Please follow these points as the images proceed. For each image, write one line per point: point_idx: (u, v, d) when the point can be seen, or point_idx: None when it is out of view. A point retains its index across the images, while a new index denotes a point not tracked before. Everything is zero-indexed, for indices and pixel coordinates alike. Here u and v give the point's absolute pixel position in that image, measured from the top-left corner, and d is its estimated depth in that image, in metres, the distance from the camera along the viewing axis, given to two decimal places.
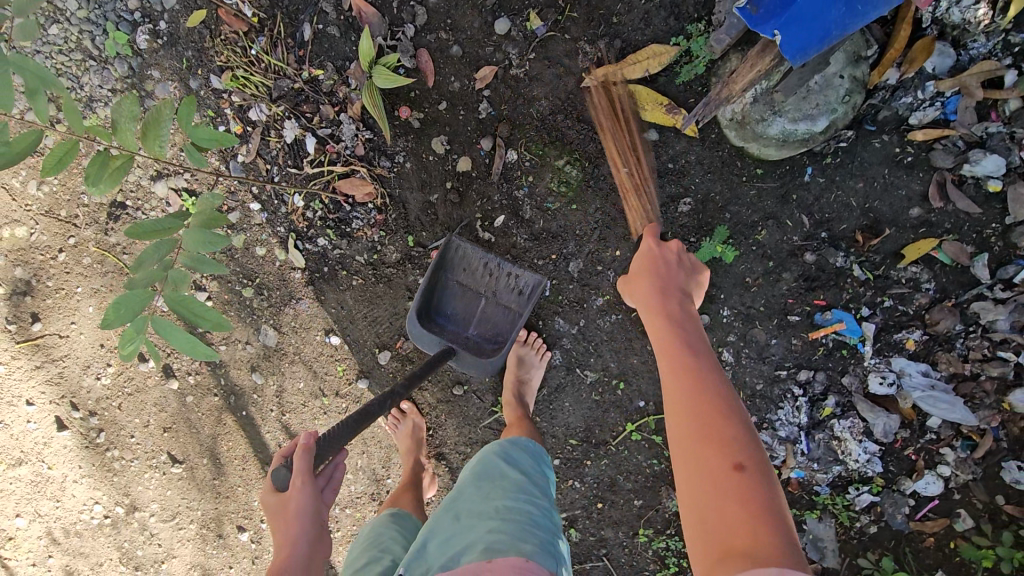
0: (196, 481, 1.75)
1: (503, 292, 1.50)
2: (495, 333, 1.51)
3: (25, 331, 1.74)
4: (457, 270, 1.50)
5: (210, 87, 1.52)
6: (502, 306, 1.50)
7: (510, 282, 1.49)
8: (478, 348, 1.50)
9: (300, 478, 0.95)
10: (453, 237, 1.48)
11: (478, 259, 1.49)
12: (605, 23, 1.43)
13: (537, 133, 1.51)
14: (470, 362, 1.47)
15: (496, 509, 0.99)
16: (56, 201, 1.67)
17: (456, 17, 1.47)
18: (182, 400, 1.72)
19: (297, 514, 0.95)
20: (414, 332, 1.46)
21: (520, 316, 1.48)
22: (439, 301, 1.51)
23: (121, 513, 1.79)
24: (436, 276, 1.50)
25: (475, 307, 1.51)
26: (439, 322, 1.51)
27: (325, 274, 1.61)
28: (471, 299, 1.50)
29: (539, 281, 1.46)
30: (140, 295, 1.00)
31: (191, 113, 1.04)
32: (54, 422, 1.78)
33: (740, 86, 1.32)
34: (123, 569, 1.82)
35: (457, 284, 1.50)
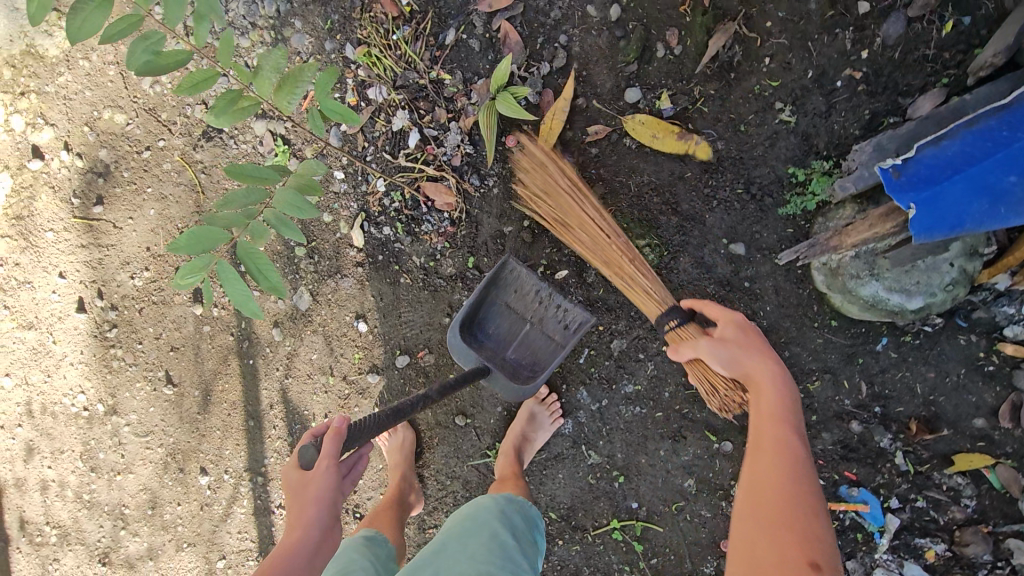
0: (181, 409, 1.74)
1: (551, 322, 1.45)
2: (532, 360, 1.46)
3: (85, 209, 1.79)
4: (507, 292, 1.45)
5: (343, 54, 1.55)
6: (546, 335, 1.45)
7: (558, 315, 1.44)
8: (512, 372, 1.45)
9: (326, 463, 0.93)
10: (510, 258, 1.42)
11: (531, 283, 1.44)
12: (731, 128, 1.45)
13: (628, 208, 1.50)
14: (501, 382, 1.40)
15: None
16: (162, 103, 1.73)
17: (593, 71, 1.49)
18: (198, 327, 1.73)
19: (316, 499, 0.93)
20: (452, 343, 1.40)
21: (562, 351, 1.43)
22: (482, 317, 1.46)
23: (100, 411, 1.79)
24: (486, 292, 1.44)
25: (516, 331, 1.46)
26: (479, 339, 1.45)
27: (377, 262, 1.61)
28: (515, 322, 1.46)
29: (588, 318, 1.42)
30: (216, 235, 0.99)
31: (327, 84, 1.08)
32: (76, 301, 1.80)
33: (852, 241, 1.23)
34: (79, 466, 1.80)
35: (505, 304, 1.46)
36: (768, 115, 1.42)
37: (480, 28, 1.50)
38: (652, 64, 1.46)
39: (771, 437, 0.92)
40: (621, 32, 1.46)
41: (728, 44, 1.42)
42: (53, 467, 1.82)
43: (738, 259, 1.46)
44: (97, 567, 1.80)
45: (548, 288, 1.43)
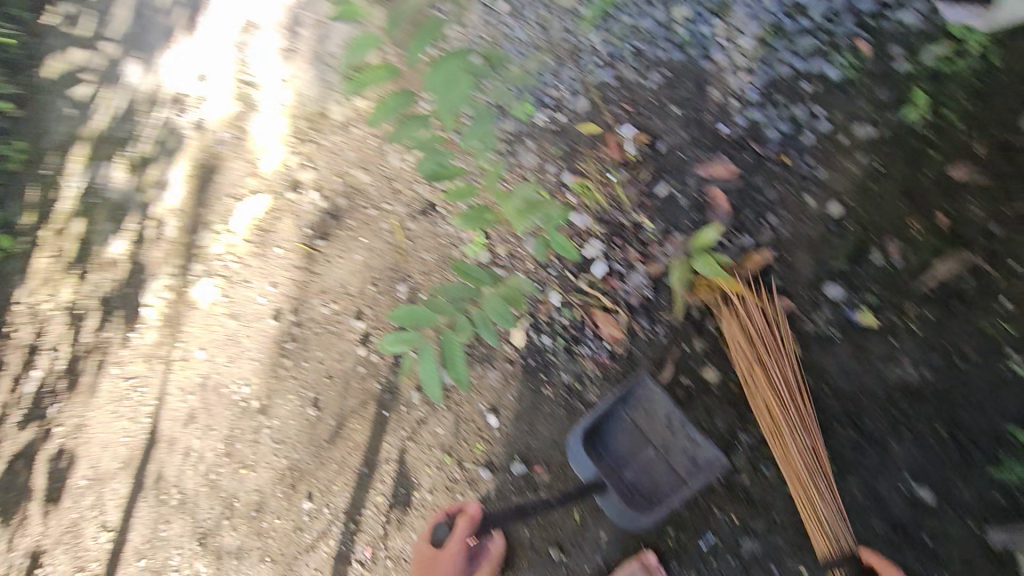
0: (314, 432, 1.91)
1: (676, 453, 1.40)
2: (650, 487, 1.41)
3: (311, 239, 2.13)
4: (636, 411, 1.44)
5: (559, 177, 1.70)
6: (669, 465, 1.40)
7: (687, 447, 1.39)
8: (629, 494, 1.41)
9: None
10: (645, 376, 1.42)
11: (663, 408, 1.41)
12: (944, 356, 1.33)
13: (800, 402, 1.41)
14: (614, 504, 1.39)
15: None
16: (401, 176, 2.05)
17: (795, 256, 1.48)
18: (355, 366, 1.92)
19: None
20: (573, 449, 1.42)
21: (683, 486, 1.37)
22: (607, 431, 1.46)
23: (253, 407, 2.03)
24: (613, 406, 1.44)
25: (639, 453, 1.43)
26: (599, 451, 1.45)
27: (528, 365, 1.67)
28: (640, 442, 1.43)
29: (720, 460, 1.34)
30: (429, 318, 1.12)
31: (559, 221, 1.23)
32: (274, 310, 2.11)
33: None
34: (218, 447, 2.03)
35: (631, 422, 1.44)
36: (993, 358, 1.30)
37: (693, 189, 1.58)
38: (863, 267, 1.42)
39: None
40: (836, 228, 1.45)
41: (959, 273, 1.35)
42: (200, 440, 2.07)
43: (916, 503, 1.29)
44: (195, 543, 1.98)
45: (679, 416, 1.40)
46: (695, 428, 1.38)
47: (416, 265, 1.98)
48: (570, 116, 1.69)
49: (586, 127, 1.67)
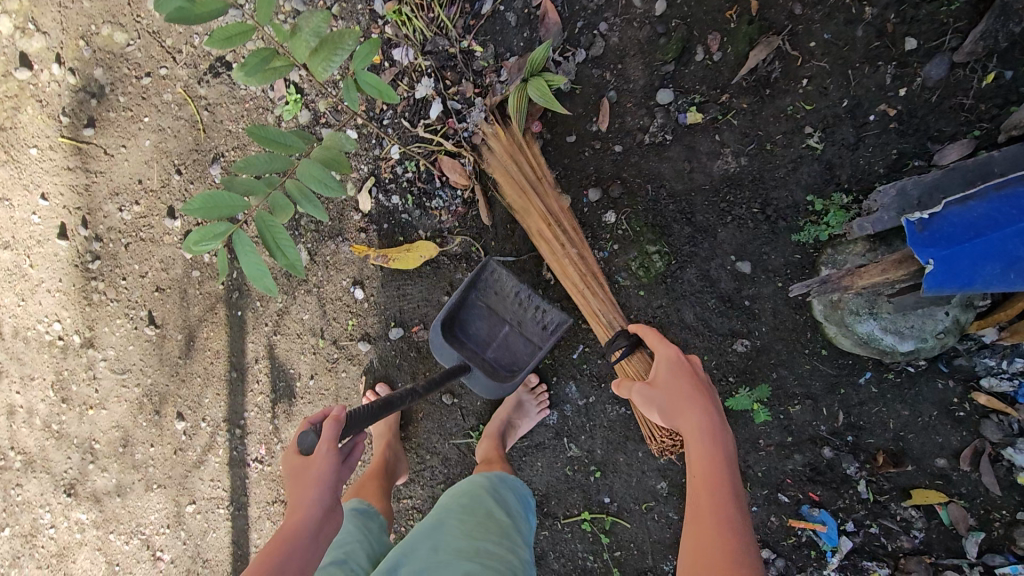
0: (162, 351, 1.70)
1: (530, 325, 1.42)
2: (511, 361, 1.44)
3: (75, 130, 1.68)
4: (488, 293, 1.44)
5: (371, 8, 1.48)
6: (525, 337, 1.43)
7: (537, 317, 1.41)
8: (492, 372, 1.43)
9: (327, 446, 0.93)
10: (490, 260, 1.41)
11: (512, 286, 1.41)
12: (758, 143, 1.45)
13: (644, 212, 1.50)
14: (481, 381, 1.42)
15: (475, 553, 0.99)
16: (168, 27, 1.61)
17: (627, 65, 1.46)
18: (187, 270, 1.67)
19: (317, 479, 0.91)
20: (432, 341, 1.40)
21: (540, 352, 1.41)
22: (464, 318, 1.45)
23: (76, 343, 1.73)
24: (464, 294, 1.43)
25: (497, 332, 1.44)
26: (459, 338, 1.44)
27: (382, 230, 1.57)
28: (496, 322, 1.44)
29: (566, 321, 1.38)
30: (236, 200, 0.95)
31: (367, 57, 1.07)
32: (58, 227, 1.72)
33: (864, 282, 1.21)
34: (50, 395, 1.75)
35: (484, 305, 1.44)
36: (796, 137, 1.42)
37: (520, 2, 1.43)
38: (689, 67, 1.45)
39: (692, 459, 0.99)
40: (663, 28, 1.43)
41: (769, 58, 1.41)
42: (22, 394, 1.77)
43: (742, 277, 1.48)
44: (61, 498, 1.76)
45: (525, 287, 1.39)
46: (543, 299, 1.40)
47: (223, 139, 1.63)
48: None
49: None
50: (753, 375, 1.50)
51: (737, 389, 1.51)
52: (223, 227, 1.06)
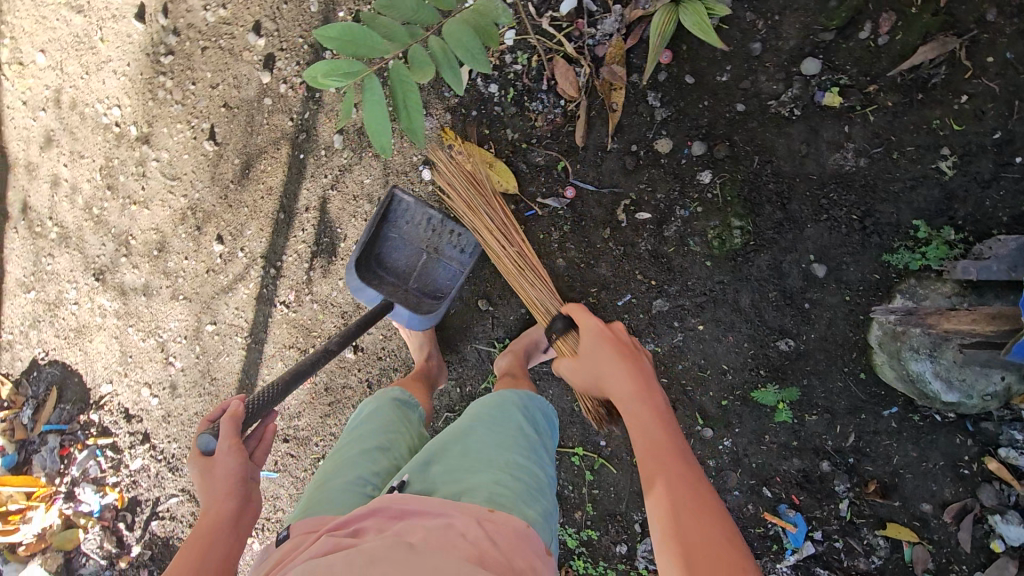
0: (215, 169, 1.66)
1: (445, 248, 1.50)
2: (431, 288, 1.51)
3: None
4: (403, 224, 1.50)
5: None
6: (444, 261, 1.51)
7: (452, 239, 1.50)
8: (416, 302, 1.50)
9: (225, 446, 1.08)
10: (396, 189, 1.48)
11: (425, 212, 1.49)
12: (886, 148, 1.35)
13: (741, 181, 1.42)
14: (408, 315, 1.46)
15: (505, 462, 1.10)
16: None
17: (784, 19, 1.34)
18: (258, 93, 1.60)
19: (224, 477, 1.08)
20: (353, 283, 1.44)
21: (461, 274, 1.49)
22: (382, 254, 1.51)
23: (131, 135, 1.68)
24: (378, 228, 1.49)
25: (416, 263, 1.51)
26: (379, 274, 1.50)
27: (469, 116, 1.50)
28: (413, 253, 1.51)
29: (480, 242, 1.49)
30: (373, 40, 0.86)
31: None
32: (138, 7, 1.62)
33: (950, 325, 1.20)
34: (96, 178, 1.73)
35: (399, 238, 1.51)
36: (929, 155, 1.33)
37: None
38: (847, 42, 1.33)
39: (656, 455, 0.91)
40: None
41: (936, 60, 1.29)
42: (69, 169, 1.74)
43: (813, 279, 1.44)
44: (89, 279, 1.80)
45: (429, 210, 1.49)
46: (455, 221, 1.49)
47: None
48: None
49: None
50: (785, 376, 1.49)
51: (766, 383, 1.50)
52: (359, 71, 0.93)
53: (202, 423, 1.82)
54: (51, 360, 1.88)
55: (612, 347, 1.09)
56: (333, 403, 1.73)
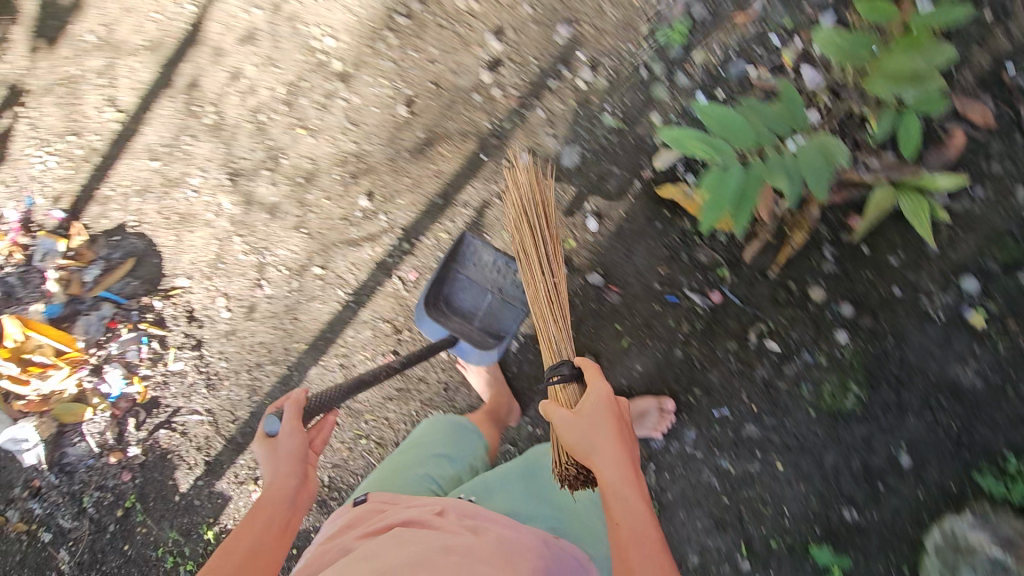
0: (396, 133, 1.70)
1: (510, 291, 1.48)
2: (496, 327, 1.50)
3: None
4: (474, 265, 1.50)
5: (816, 17, 1.45)
6: (506, 303, 1.48)
7: (516, 281, 1.47)
8: (480, 340, 1.49)
9: (291, 426, 1.11)
10: (467, 233, 1.47)
11: (491, 255, 1.48)
12: (1005, 379, 1.46)
13: (870, 353, 1.51)
14: (472, 353, 1.47)
15: (569, 504, 1.24)
16: None
17: (964, 235, 1.46)
18: (469, 87, 1.67)
19: (286, 454, 1.11)
20: (422, 320, 1.46)
21: (522, 315, 1.46)
22: (450, 293, 1.51)
23: (332, 69, 1.72)
24: (448, 268, 1.50)
25: (481, 302, 1.50)
26: (447, 311, 1.50)
27: (654, 191, 1.57)
28: (478, 293, 1.49)
29: None
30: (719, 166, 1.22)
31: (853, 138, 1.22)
32: None
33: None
34: (278, 91, 1.75)
35: (468, 278, 1.50)
36: None
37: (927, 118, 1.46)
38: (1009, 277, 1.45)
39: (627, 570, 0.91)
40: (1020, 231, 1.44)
41: None
42: (256, 71, 1.76)
43: (897, 465, 1.52)
44: (220, 176, 1.78)
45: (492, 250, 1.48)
46: (519, 263, 1.46)
47: (589, 9, 1.60)
48: None
49: None
50: (836, 542, 1.54)
51: (817, 542, 1.55)
52: (719, 150, 1.19)
53: (261, 354, 1.78)
54: (140, 232, 1.84)
55: (612, 424, 1.06)
56: (401, 390, 1.71)
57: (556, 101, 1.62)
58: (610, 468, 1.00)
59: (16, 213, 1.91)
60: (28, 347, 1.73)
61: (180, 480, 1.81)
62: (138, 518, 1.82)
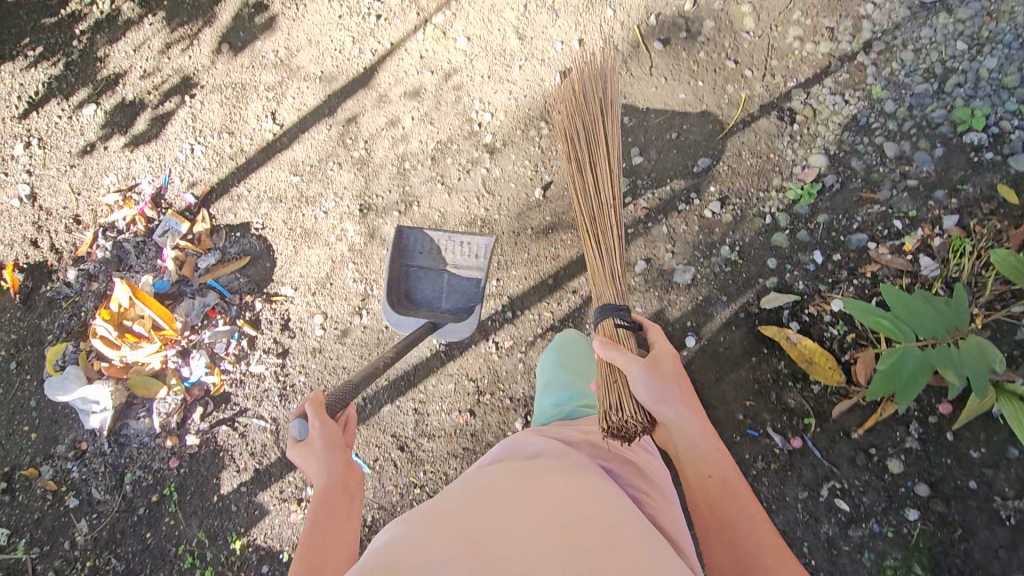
0: (526, 211, 1.83)
1: (462, 262, 1.66)
2: (464, 299, 1.66)
3: (650, 34, 1.82)
4: (428, 257, 1.67)
5: (942, 214, 1.55)
6: (465, 274, 1.66)
7: (466, 251, 1.65)
8: (455, 316, 1.64)
9: (316, 423, 1.16)
10: (401, 227, 1.66)
11: (433, 240, 1.66)
12: None
13: (938, 541, 1.52)
14: (450, 329, 1.61)
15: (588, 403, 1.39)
16: (786, 55, 1.75)
17: None
18: None
19: (316, 451, 1.13)
20: (393, 319, 1.60)
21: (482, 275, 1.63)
22: (410, 291, 1.67)
23: (482, 140, 1.86)
24: (400, 267, 1.67)
25: (442, 285, 1.67)
26: (414, 305, 1.66)
27: (755, 329, 1.66)
28: (437, 276, 1.66)
29: (489, 241, 1.63)
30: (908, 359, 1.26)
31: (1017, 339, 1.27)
32: (564, 66, 1.86)
33: None
34: (427, 145, 1.89)
35: (422, 268, 1.67)
36: None
37: None
38: None
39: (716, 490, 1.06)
40: None
41: None
42: (412, 122, 1.91)
43: None
44: (352, 205, 1.90)
45: (441, 237, 1.66)
46: (461, 235, 1.65)
47: (730, 151, 1.74)
48: (1002, 163, 1.55)
49: (1008, 192, 1.52)
50: None
51: None
52: (903, 332, 1.31)
53: (340, 379, 1.85)
54: (261, 235, 1.94)
55: (683, 384, 1.14)
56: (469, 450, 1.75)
57: (682, 222, 1.74)
58: (678, 431, 1.12)
59: (150, 187, 2.02)
60: (130, 314, 1.81)
61: (223, 480, 1.82)
62: (170, 507, 1.81)
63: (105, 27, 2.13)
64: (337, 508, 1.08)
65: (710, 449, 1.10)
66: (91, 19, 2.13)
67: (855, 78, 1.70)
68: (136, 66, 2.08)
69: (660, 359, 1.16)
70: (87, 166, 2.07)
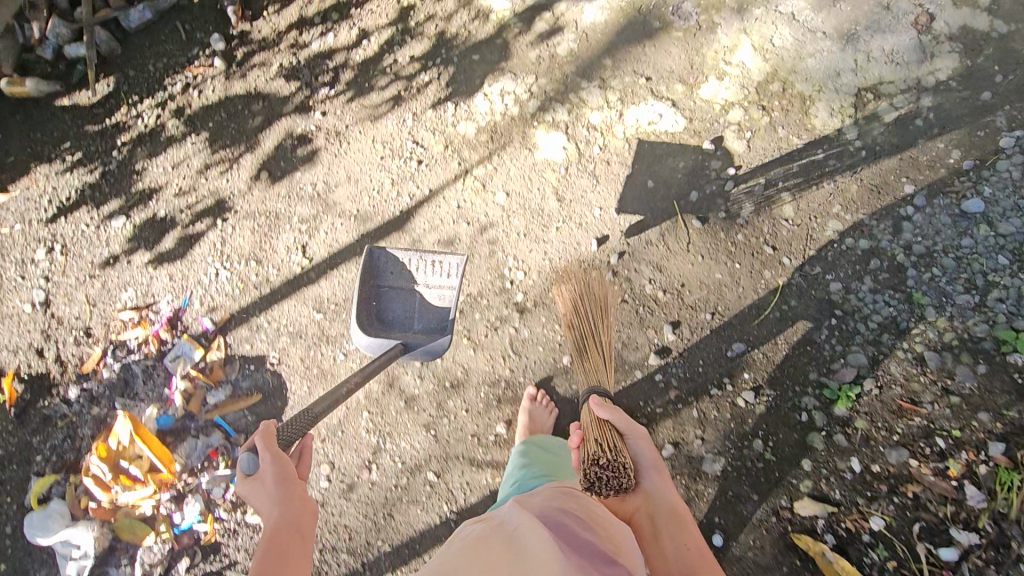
0: (552, 378, 1.78)
1: (432, 279, 1.72)
2: (433, 317, 1.73)
3: (689, 211, 1.83)
4: (397, 275, 1.73)
5: (987, 437, 1.51)
6: (436, 293, 1.73)
7: (437, 269, 1.71)
8: (427, 337, 1.70)
9: (266, 457, 1.11)
10: (371, 248, 1.70)
11: (401, 262, 1.71)
12: None
13: None
14: (422, 350, 1.66)
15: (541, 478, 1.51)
16: (824, 248, 1.76)
17: None
18: (635, 362, 1.77)
19: (269, 487, 1.10)
20: (364, 344, 1.66)
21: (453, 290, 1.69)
22: (378, 311, 1.73)
23: (513, 298, 1.84)
24: (366, 286, 1.71)
25: (414, 306, 1.74)
26: (384, 327, 1.72)
27: (790, 536, 1.57)
28: (407, 296, 1.73)
29: (460, 259, 1.68)
30: None
31: None
32: (601, 233, 1.86)
33: None
34: (456, 297, 1.87)
35: (390, 288, 1.73)
36: None
37: None
38: None
39: (669, 525, 1.30)
40: None
41: None
42: None
43: None
44: None
45: (407, 255, 1.70)
46: (429, 252, 1.70)
47: (765, 339, 1.72)
48: None
49: None
50: None
51: None
52: None
53: (340, 536, 1.75)
54: (276, 371, 1.88)
55: (655, 455, 1.38)
56: None
57: (712, 408, 1.69)
58: (659, 498, 1.33)
59: (167, 307, 1.98)
60: (128, 454, 1.72)
61: None
62: None
63: (147, 140, 2.14)
64: (297, 547, 1.06)
65: (683, 511, 1.33)
66: (133, 131, 2.15)
67: (891, 280, 1.70)
68: (172, 183, 2.08)
69: (642, 433, 1.41)
70: (106, 277, 2.03)
